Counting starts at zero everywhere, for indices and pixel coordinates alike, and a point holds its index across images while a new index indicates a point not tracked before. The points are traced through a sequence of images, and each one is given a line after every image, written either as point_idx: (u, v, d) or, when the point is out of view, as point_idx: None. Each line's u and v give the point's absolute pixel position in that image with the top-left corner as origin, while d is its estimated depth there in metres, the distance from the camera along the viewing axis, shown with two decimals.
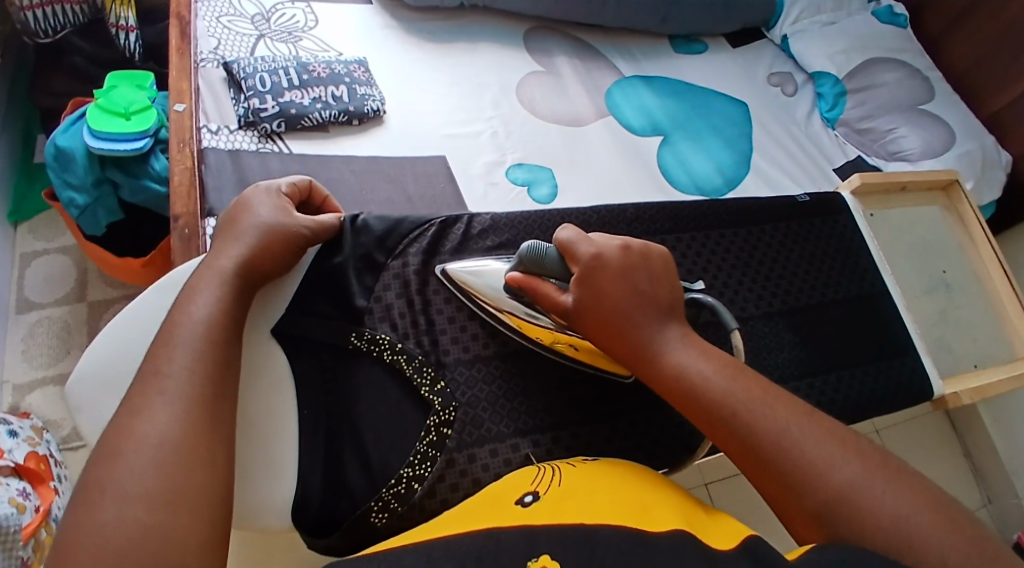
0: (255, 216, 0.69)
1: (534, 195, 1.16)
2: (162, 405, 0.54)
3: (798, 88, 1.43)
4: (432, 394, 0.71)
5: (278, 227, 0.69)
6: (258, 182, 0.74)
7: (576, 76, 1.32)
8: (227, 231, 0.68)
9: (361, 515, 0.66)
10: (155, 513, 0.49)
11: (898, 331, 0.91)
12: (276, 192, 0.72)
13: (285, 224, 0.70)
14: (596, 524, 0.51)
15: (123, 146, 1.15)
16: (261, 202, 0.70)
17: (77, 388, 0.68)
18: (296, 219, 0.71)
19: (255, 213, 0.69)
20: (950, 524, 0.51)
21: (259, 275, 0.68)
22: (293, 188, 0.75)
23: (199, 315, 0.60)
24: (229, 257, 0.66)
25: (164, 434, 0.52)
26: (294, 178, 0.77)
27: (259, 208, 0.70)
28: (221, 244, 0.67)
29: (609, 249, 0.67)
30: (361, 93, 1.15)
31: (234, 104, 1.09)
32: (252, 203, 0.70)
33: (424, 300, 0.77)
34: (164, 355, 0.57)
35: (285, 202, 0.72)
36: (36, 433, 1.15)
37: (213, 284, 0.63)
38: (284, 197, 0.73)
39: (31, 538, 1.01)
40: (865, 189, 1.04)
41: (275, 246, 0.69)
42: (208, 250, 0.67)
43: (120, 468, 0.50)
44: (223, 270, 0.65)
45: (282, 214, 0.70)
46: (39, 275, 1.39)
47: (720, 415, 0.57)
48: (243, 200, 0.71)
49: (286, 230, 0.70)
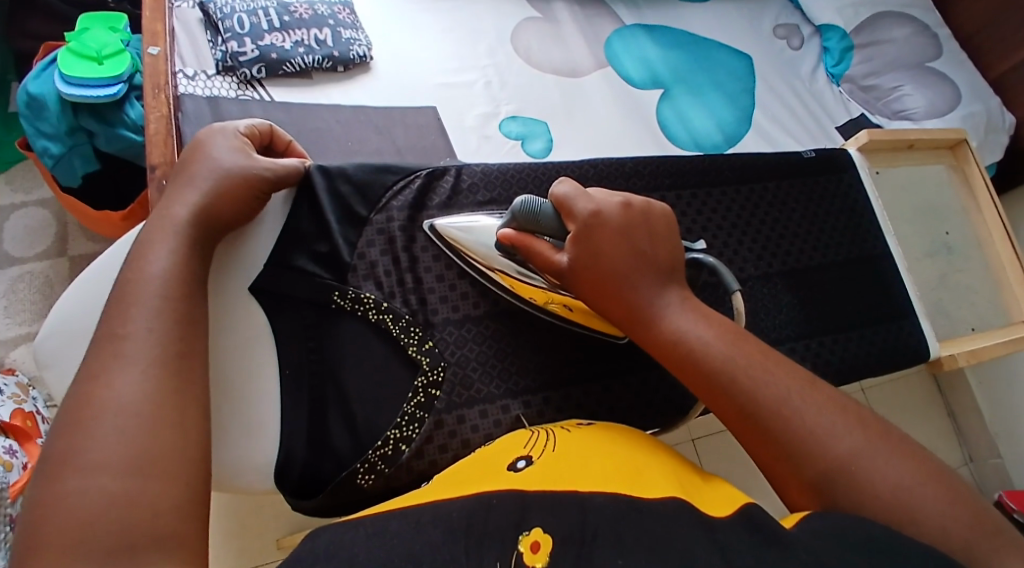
0: (208, 159, 0.64)
1: (529, 149, 1.12)
2: (130, 365, 0.51)
3: (804, 42, 1.37)
4: (420, 354, 0.69)
5: (234, 169, 0.64)
6: (213, 124, 0.69)
7: (574, 23, 1.27)
8: (179, 178, 0.64)
9: (347, 477, 0.64)
10: (120, 481, 0.46)
11: (898, 293, 0.89)
12: (233, 135, 0.67)
13: (242, 166, 0.65)
14: (590, 492, 0.48)
15: (96, 92, 1.09)
16: (215, 145, 0.66)
17: (46, 344, 0.65)
18: (254, 159, 0.66)
19: (208, 157, 0.64)
20: (954, 496, 0.48)
21: (218, 225, 0.64)
22: (252, 132, 0.70)
23: (162, 270, 0.57)
24: (180, 205, 0.61)
25: (134, 395, 0.50)
26: (252, 121, 0.72)
27: (212, 151, 0.65)
28: (172, 191, 0.63)
29: (608, 207, 0.63)
30: (347, 37, 1.09)
31: (212, 48, 1.04)
32: (206, 147, 0.65)
33: (411, 257, 0.73)
34: (128, 314, 0.54)
35: (243, 144, 0.67)
36: (21, 390, 1.11)
37: (181, 237, 0.59)
38: (242, 140, 0.68)
39: (19, 495, 0.98)
40: (872, 146, 1.01)
41: (235, 192, 0.64)
42: (161, 197, 0.63)
43: (83, 434, 0.47)
44: (190, 222, 0.61)
45: (238, 155, 0.65)
46: (19, 228, 1.34)
47: (719, 382, 0.55)
48: (197, 143, 0.66)
49: (243, 173, 0.65)
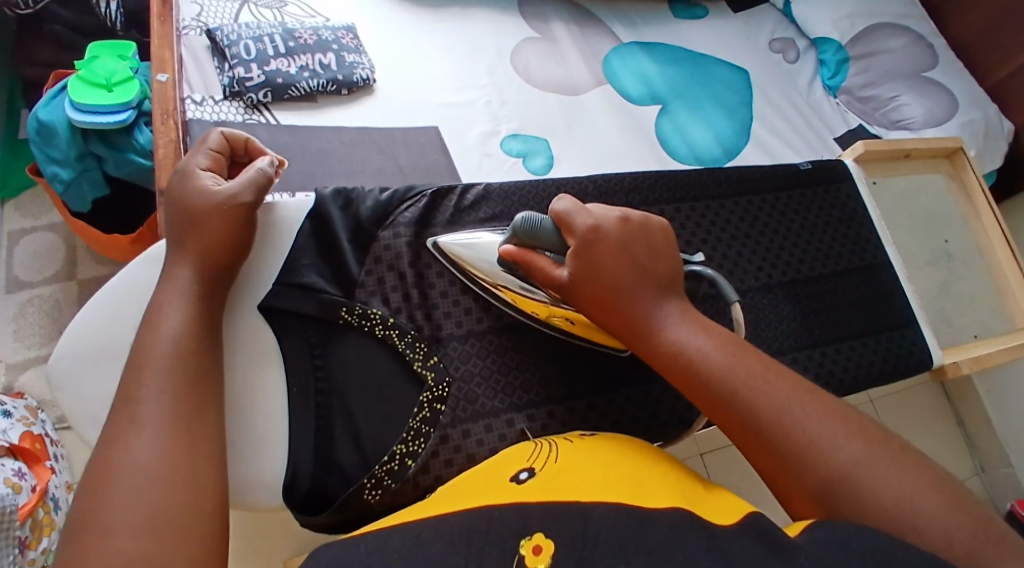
0: (182, 207, 0.64)
1: (529, 166, 1.14)
2: None
3: (800, 54, 1.40)
4: (425, 369, 0.70)
5: (210, 209, 0.64)
6: (177, 167, 0.69)
7: (572, 40, 1.29)
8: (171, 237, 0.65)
9: (354, 493, 0.64)
10: None
11: (899, 302, 0.89)
12: (195, 173, 0.67)
13: (214, 203, 0.64)
14: (592, 503, 0.49)
15: (105, 118, 1.11)
16: (184, 192, 0.65)
17: (66, 359, 0.66)
18: (222, 187, 0.65)
19: (188, 203, 0.65)
20: (956, 504, 0.49)
21: (223, 264, 0.65)
22: (212, 157, 0.69)
23: None
24: (180, 265, 0.63)
25: None
26: (206, 143, 0.70)
27: (187, 198, 0.65)
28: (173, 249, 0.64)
29: (607, 221, 0.64)
30: (350, 60, 1.11)
31: (219, 73, 1.06)
32: (177, 198, 0.65)
33: (417, 274, 0.75)
34: None
35: (208, 178, 0.66)
36: (30, 413, 1.12)
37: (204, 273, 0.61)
38: (206, 173, 0.67)
39: (28, 517, 0.99)
40: (869, 156, 1.02)
41: (227, 227, 0.65)
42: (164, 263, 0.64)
43: None
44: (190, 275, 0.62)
45: (206, 193, 0.65)
46: (28, 251, 1.36)
47: (719, 394, 0.56)
48: (168, 198, 0.66)
49: (218, 209, 0.64)
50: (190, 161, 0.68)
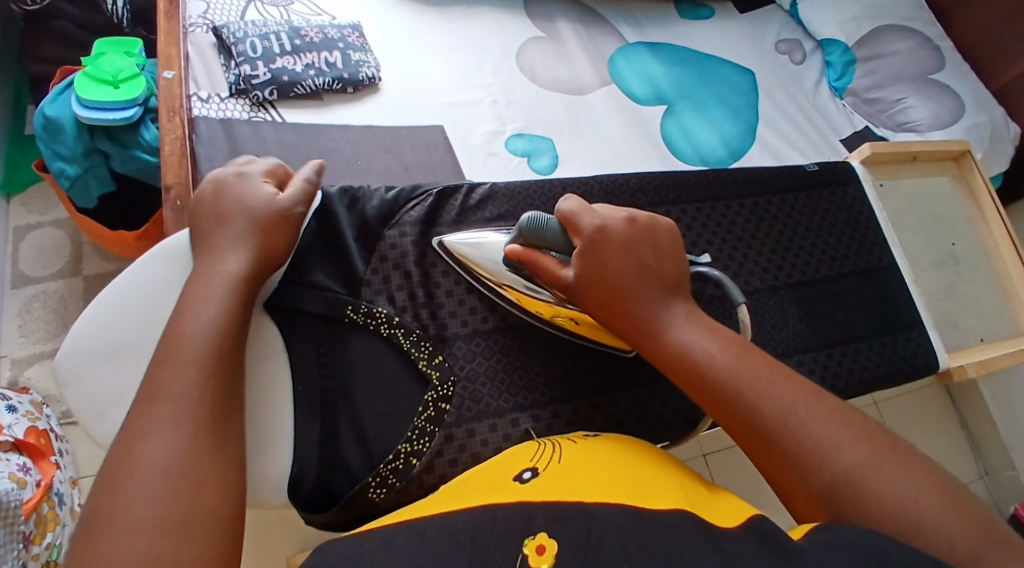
0: (240, 208, 0.65)
1: (534, 166, 1.14)
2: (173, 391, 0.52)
3: (806, 56, 1.39)
4: (430, 368, 0.70)
5: (272, 214, 0.66)
6: (225, 170, 0.69)
7: (578, 40, 1.29)
8: (223, 234, 0.64)
9: (358, 491, 0.64)
10: None
11: (906, 305, 0.89)
12: (252, 178, 0.68)
13: (275, 209, 0.67)
14: (595, 503, 0.49)
15: (112, 115, 1.11)
16: (243, 194, 0.66)
17: (75, 354, 0.66)
18: (283, 196, 0.68)
19: (252, 208, 0.66)
20: (961, 508, 0.49)
21: (268, 270, 0.66)
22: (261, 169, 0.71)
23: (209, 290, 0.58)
24: (233, 262, 0.63)
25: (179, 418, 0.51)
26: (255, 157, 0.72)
27: (247, 200, 0.66)
28: (217, 245, 0.64)
29: (614, 222, 0.64)
30: (356, 59, 1.11)
31: (224, 71, 1.07)
32: (235, 198, 0.66)
33: (423, 273, 0.75)
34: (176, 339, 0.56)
35: (266, 185, 0.68)
36: (35, 408, 1.13)
37: (232, 282, 0.61)
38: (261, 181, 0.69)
39: (33, 512, 0.99)
40: (875, 159, 1.02)
41: (283, 241, 0.67)
42: (203, 256, 0.64)
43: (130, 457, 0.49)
44: (237, 272, 0.62)
45: (267, 199, 0.67)
46: (33, 248, 1.37)
47: (725, 396, 0.56)
48: (220, 195, 0.66)
49: (279, 215, 0.67)
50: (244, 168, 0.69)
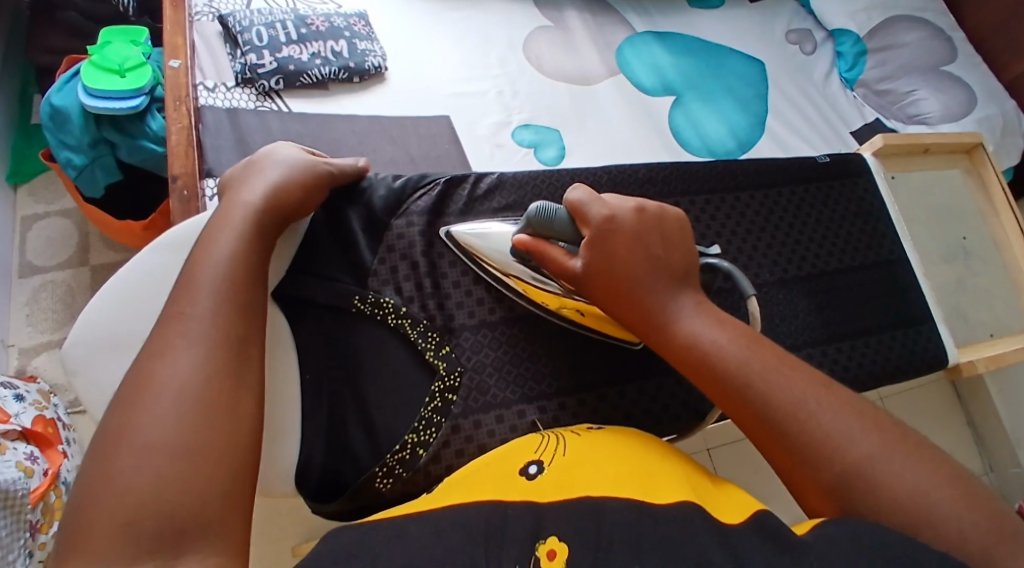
0: (272, 157, 0.69)
1: (541, 157, 1.13)
2: (183, 351, 0.51)
3: (817, 46, 1.38)
4: (437, 359, 0.69)
5: (299, 163, 0.69)
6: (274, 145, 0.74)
7: (586, 30, 1.28)
8: (247, 177, 0.67)
9: (365, 481, 0.64)
10: (168, 463, 0.46)
11: (916, 298, 0.88)
12: (293, 146, 0.73)
13: (303, 161, 0.69)
14: (602, 500, 0.49)
15: (118, 105, 1.11)
16: (279, 150, 0.70)
17: (85, 339, 0.66)
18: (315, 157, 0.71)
19: (276, 158, 0.69)
20: (973, 502, 0.48)
21: (289, 210, 0.66)
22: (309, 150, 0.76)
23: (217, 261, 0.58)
24: (252, 194, 0.64)
25: (186, 382, 0.50)
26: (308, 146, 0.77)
27: (281, 153, 0.70)
28: (242, 183, 0.66)
29: (623, 212, 0.64)
30: (362, 48, 1.11)
31: (231, 60, 1.06)
32: (271, 152, 0.70)
33: (430, 263, 0.74)
34: (185, 307, 0.55)
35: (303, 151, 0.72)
36: (42, 397, 1.13)
37: (244, 222, 0.62)
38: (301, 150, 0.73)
39: (40, 501, 0.99)
40: (887, 150, 1.01)
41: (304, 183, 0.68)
42: (229, 191, 0.66)
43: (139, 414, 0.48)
44: (254, 204, 0.63)
45: (299, 154, 0.70)
46: (41, 237, 1.37)
47: (733, 388, 0.55)
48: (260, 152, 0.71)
49: (306, 166, 0.69)
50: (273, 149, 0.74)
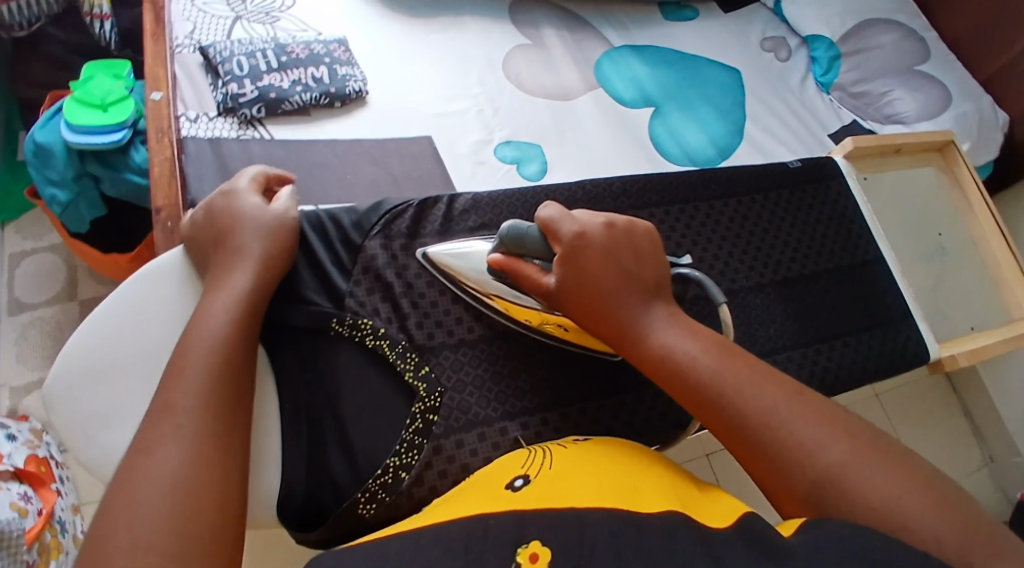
0: (241, 220, 0.68)
1: (524, 173, 1.14)
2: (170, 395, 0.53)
3: (792, 53, 1.40)
4: (416, 380, 0.70)
5: (270, 224, 0.69)
6: (222, 186, 0.72)
7: (564, 46, 1.30)
8: (225, 253, 0.67)
9: (348, 506, 0.64)
10: None
11: (894, 298, 0.89)
12: (248, 190, 0.72)
13: (273, 220, 0.70)
14: (587, 509, 0.49)
15: (100, 139, 1.12)
16: (241, 207, 0.69)
17: (65, 375, 0.67)
18: (276, 206, 0.71)
19: (238, 219, 0.69)
20: (944, 504, 0.49)
21: (277, 274, 0.68)
22: (256, 181, 0.74)
23: None
24: (239, 275, 0.65)
25: None
26: (250, 171, 0.75)
27: (245, 213, 0.69)
28: (223, 262, 0.66)
29: (593, 227, 0.65)
30: (342, 73, 1.12)
31: (212, 90, 1.07)
32: (234, 211, 0.69)
33: (407, 284, 0.75)
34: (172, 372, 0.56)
35: (261, 198, 0.72)
36: (35, 436, 1.14)
37: (234, 303, 0.63)
38: (255, 192, 0.72)
39: (35, 541, 0.98)
40: (859, 152, 1.02)
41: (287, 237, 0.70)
42: (212, 271, 0.66)
43: None
44: (247, 287, 0.64)
45: (264, 211, 0.70)
46: (30, 274, 1.38)
47: (706, 398, 0.56)
48: (222, 210, 0.69)
49: (276, 225, 0.70)
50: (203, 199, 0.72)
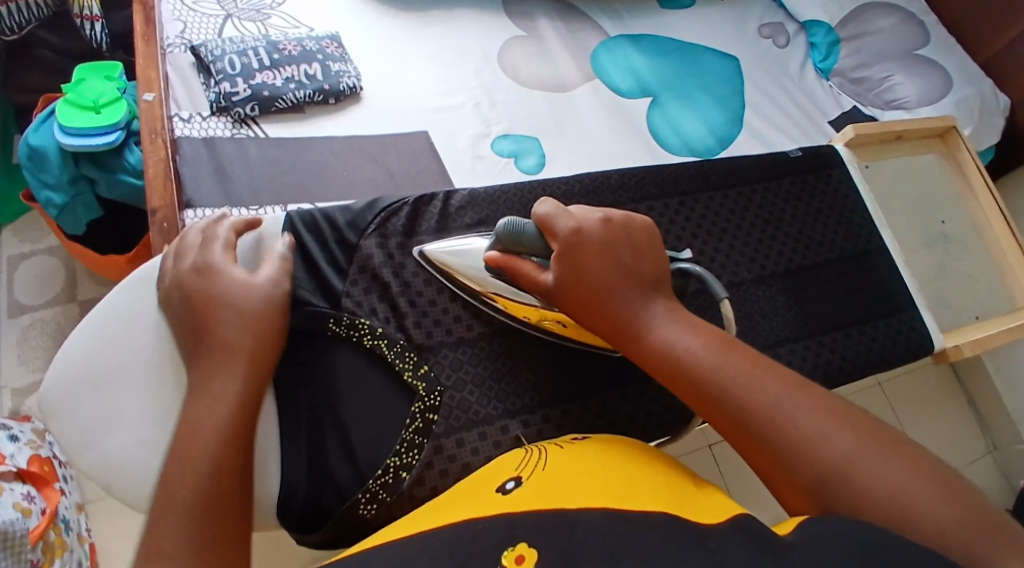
0: (224, 306, 0.62)
1: (521, 167, 1.13)
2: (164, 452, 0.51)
3: (790, 39, 1.38)
4: (415, 379, 0.69)
5: (257, 305, 0.63)
6: (193, 262, 0.65)
7: (559, 37, 1.28)
8: (211, 347, 0.60)
9: (349, 507, 0.64)
10: None
11: (897, 286, 0.89)
12: (225, 265, 0.65)
13: (260, 299, 0.64)
14: (576, 509, 0.49)
15: (94, 141, 1.11)
16: (222, 289, 0.63)
17: (61, 380, 0.67)
18: (259, 281, 0.65)
19: (222, 303, 0.62)
20: (951, 496, 0.48)
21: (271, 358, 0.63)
22: (230, 247, 0.67)
23: None
24: (228, 372, 0.59)
25: None
26: (221, 234, 0.68)
27: (227, 296, 0.63)
28: (208, 358, 0.60)
29: (589, 223, 0.64)
30: (336, 70, 1.11)
31: (205, 89, 1.06)
32: (216, 295, 0.62)
33: (404, 283, 0.74)
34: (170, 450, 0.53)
35: (240, 272, 0.65)
36: (37, 436, 1.13)
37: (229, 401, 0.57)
38: (234, 265, 0.65)
39: (39, 540, 0.98)
40: (860, 139, 1.01)
41: (276, 321, 0.64)
42: (197, 367, 0.60)
43: None
44: (239, 385, 0.59)
45: (248, 289, 0.64)
46: (29, 276, 1.37)
47: (709, 393, 0.55)
48: (200, 296, 0.63)
49: (264, 303, 0.64)
50: (178, 267, 0.65)
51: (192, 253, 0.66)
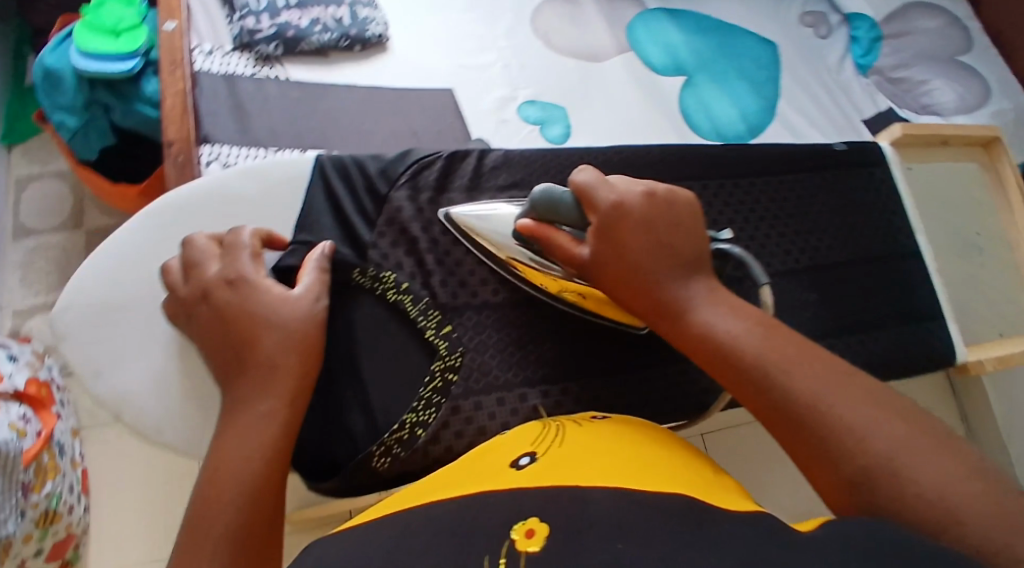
0: (256, 327, 0.56)
1: (547, 135, 1.10)
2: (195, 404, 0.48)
3: (832, 30, 1.33)
4: (437, 338, 0.67)
5: (292, 323, 0.58)
6: (215, 281, 0.59)
7: (597, 5, 1.24)
8: (246, 375, 0.55)
9: (361, 460, 0.62)
10: None
11: (926, 293, 0.87)
12: (253, 281, 0.59)
13: (294, 316, 0.58)
14: (591, 486, 0.47)
15: (111, 67, 1.07)
16: (252, 308, 0.57)
17: (76, 304, 0.66)
18: (290, 297, 0.59)
19: (253, 324, 0.57)
20: (1001, 497, 0.46)
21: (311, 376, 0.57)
22: (255, 260, 0.61)
23: None
24: (266, 400, 0.54)
25: None
26: (245, 244, 0.62)
27: (259, 316, 0.57)
28: (244, 387, 0.54)
29: (632, 196, 0.61)
30: (364, 15, 1.07)
31: (228, 24, 1.02)
32: (246, 314, 0.57)
33: (431, 240, 0.72)
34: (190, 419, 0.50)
35: (269, 286, 0.59)
36: (36, 359, 1.11)
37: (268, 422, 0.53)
38: (262, 279, 0.60)
39: (32, 461, 0.95)
40: (906, 140, 0.98)
41: (315, 335, 0.59)
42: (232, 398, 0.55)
43: None
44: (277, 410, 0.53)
45: (280, 305, 0.58)
46: (35, 199, 1.34)
47: (750, 378, 0.53)
48: (228, 318, 0.57)
49: (297, 320, 0.58)
50: (205, 275, 0.60)
51: (213, 269, 0.61)
